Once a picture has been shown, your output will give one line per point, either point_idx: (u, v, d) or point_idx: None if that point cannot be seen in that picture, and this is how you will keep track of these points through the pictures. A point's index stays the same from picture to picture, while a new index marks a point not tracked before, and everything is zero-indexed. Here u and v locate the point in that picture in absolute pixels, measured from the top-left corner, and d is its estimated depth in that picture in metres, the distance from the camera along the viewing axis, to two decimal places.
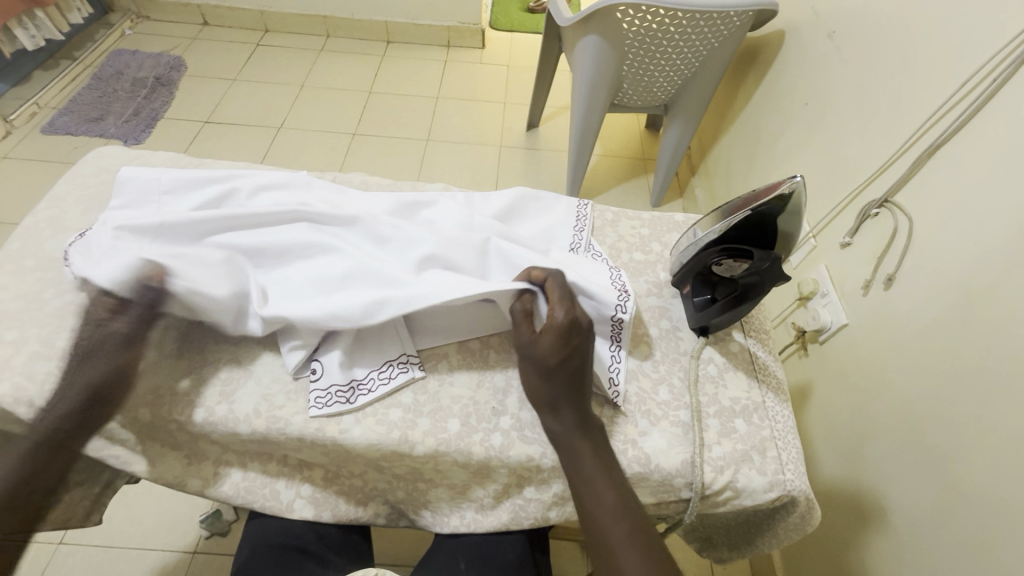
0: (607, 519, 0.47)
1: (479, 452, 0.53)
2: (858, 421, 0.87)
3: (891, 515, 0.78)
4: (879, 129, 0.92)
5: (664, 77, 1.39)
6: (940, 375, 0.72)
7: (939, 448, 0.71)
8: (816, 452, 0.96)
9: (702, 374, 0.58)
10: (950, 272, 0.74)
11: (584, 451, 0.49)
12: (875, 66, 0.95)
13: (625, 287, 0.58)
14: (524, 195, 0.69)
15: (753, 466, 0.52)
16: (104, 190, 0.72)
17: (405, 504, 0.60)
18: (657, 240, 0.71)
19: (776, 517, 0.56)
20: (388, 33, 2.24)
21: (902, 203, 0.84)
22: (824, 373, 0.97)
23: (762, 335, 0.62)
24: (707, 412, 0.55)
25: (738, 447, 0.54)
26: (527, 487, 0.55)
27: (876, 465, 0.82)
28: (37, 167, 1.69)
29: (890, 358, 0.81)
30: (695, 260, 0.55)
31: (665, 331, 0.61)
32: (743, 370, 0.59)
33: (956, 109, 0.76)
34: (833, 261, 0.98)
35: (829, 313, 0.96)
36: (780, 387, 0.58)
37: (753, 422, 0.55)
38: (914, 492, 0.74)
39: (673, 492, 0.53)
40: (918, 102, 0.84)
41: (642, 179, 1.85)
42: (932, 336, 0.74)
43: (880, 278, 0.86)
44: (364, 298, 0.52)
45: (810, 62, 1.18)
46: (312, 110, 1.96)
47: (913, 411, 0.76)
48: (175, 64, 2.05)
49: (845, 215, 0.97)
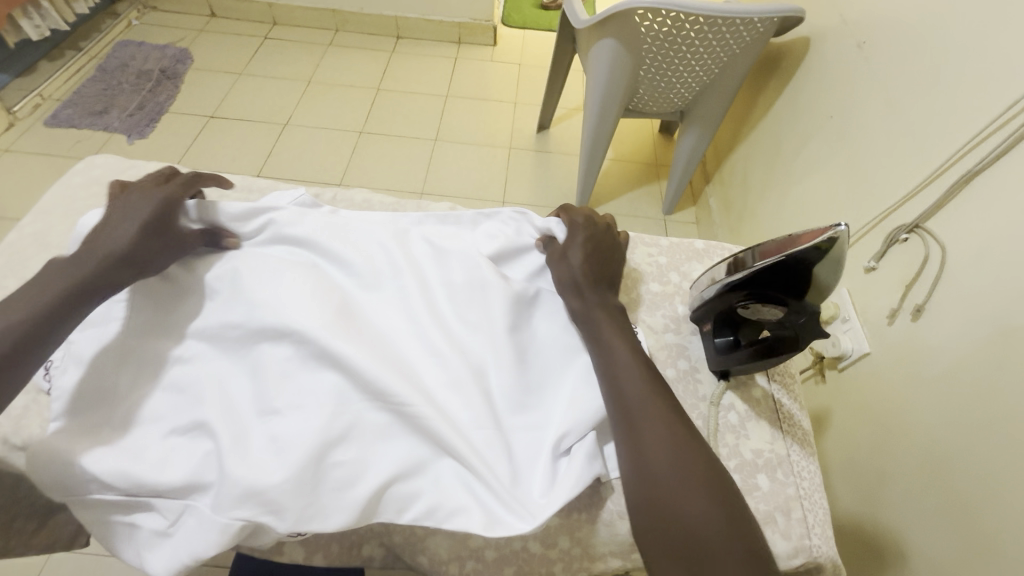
0: (669, 474, 0.44)
1: (496, 527, 0.47)
2: (876, 456, 0.83)
3: (910, 559, 0.74)
4: (911, 150, 0.87)
5: (682, 83, 1.35)
6: (969, 421, 0.68)
7: (966, 494, 0.67)
8: (831, 482, 0.93)
9: (721, 423, 0.54)
10: (984, 308, 0.69)
11: (641, 413, 0.47)
12: (907, 83, 0.90)
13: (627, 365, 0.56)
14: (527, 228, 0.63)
15: (777, 529, 0.49)
16: (94, 204, 0.69)
17: (400, 548, 0.56)
18: (675, 269, 0.67)
19: None
20: (398, 28, 2.20)
21: (935, 230, 0.79)
22: (842, 404, 0.93)
23: (787, 379, 0.58)
24: (727, 466, 0.52)
25: (760, 507, 0.50)
26: (532, 540, 0.52)
27: (896, 505, 0.78)
28: (40, 159, 1.67)
29: (914, 394, 0.78)
30: (718, 300, 0.51)
31: (683, 372, 0.57)
32: (766, 418, 0.55)
33: (997, 135, 0.72)
34: (855, 286, 0.94)
35: (850, 341, 0.92)
36: (806, 439, 0.54)
37: (777, 478, 0.51)
38: (937, 540, 0.71)
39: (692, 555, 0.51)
40: (955, 123, 0.79)
41: (654, 186, 1.80)
42: (961, 375, 0.70)
43: (907, 308, 0.82)
44: (343, 420, 0.49)
45: (836, 74, 1.12)
46: (319, 106, 1.93)
47: (938, 453, 0.72)
48: (181, 57, 2.02)
49: (871, 237, 0.93)
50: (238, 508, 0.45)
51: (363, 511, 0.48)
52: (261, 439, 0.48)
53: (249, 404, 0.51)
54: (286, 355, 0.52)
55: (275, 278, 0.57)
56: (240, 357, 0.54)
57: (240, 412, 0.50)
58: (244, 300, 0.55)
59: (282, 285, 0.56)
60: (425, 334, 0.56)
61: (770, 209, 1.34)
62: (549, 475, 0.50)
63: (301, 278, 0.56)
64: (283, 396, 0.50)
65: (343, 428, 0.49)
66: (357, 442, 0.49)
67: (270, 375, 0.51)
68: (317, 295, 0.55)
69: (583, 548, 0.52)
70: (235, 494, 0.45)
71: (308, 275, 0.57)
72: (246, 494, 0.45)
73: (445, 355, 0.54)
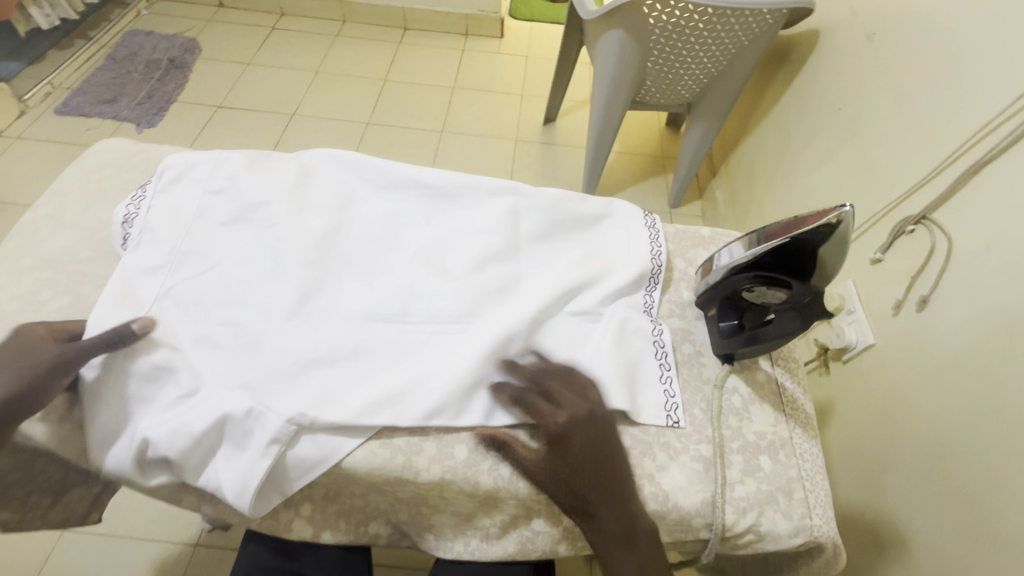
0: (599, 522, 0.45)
1: (487, 482, 0.48)
2: (880, 444, 0.83)
3: (914, 547, 0.74)
4: (920, 141, 0.86)
5: (689, 75, 1.34)
6: (972, 409, 0.68)
7: (968, 480, 0.67)
8: (834, 472, 0.93)
9: (725, 405, 0.52)
10: (991, 297, 0.69)
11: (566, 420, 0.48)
12: (918, 73, 0.89)
13: (665, 351, 0.54)
14: (567, 219, 0.62)
15: (779, 509, 0.46)
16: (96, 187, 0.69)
17: (406, 526, 0.56)
18: (681, 256, 0.64)
19: (799, 561, 0.49)
20: (405, 19, 2.19)
21: (941, 221, 0.79)
22: (846, 395, 0.93)
23: (791, 363, 0.56)
24: (729, 447, 0.49)
25: (762, 487, 0.48)
26: (535, 518, 0.50)
27: (898, 493, 0.78)
28: (50, 147, 1.69)
29: (921, 383, 0.77)
30: (724, 283, 0.51)
31: (687, 355, 0.55)
32: (769, 401, 0.53)
33: (1008, 125, 0.71)
34: (861, 277, 0.94)
35: (854, 332, 0.92)
36: (809, 422, 0.52)
37: (780, 460, 0.49)
38: (939, 525, 0.70)
39: (693, 531, 0.47)
40: (970, 110, 0.78)
41: (660, 178, 1.80)
42: (967, 366, 0.70)
43: (912, 300, 0.81)
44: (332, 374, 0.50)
45: (845, 66, 1.12)
46: (325, 97, 1.93)
47: (942, 439, 0.72)
48: (190, 47, 2.02)
49: (877, 230, 0.93)
50: (235, 453, 0.47)
51: (346, 458, 0.48)
52: (250, 378, 0.49)
53: (246, 348, 0.51)
54: (292, 301, 0.54)
55: (291, 223, 0.59)
56: (234, 295, 0.54)
57: (245, 354, 0.50)
58: (265, 249, 0.57)
59: (304, 237, 0.58)
60: (441, 296, 0.55)
61: (777, 201, 1.33)
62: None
63: (331, 228, 0.59)
64: (283, 347, 0.51)
65: (329, 383, 0.49)
66: (342, 397, 0.49)
67: (271, 320, 0.53)
68: (343, 257, 0.58)
69: None
70: (208, 425, 0.46)
71: (329, 225, 0.60)
72: (245, 424, 0.47)
73: (456, 316, 0.54)
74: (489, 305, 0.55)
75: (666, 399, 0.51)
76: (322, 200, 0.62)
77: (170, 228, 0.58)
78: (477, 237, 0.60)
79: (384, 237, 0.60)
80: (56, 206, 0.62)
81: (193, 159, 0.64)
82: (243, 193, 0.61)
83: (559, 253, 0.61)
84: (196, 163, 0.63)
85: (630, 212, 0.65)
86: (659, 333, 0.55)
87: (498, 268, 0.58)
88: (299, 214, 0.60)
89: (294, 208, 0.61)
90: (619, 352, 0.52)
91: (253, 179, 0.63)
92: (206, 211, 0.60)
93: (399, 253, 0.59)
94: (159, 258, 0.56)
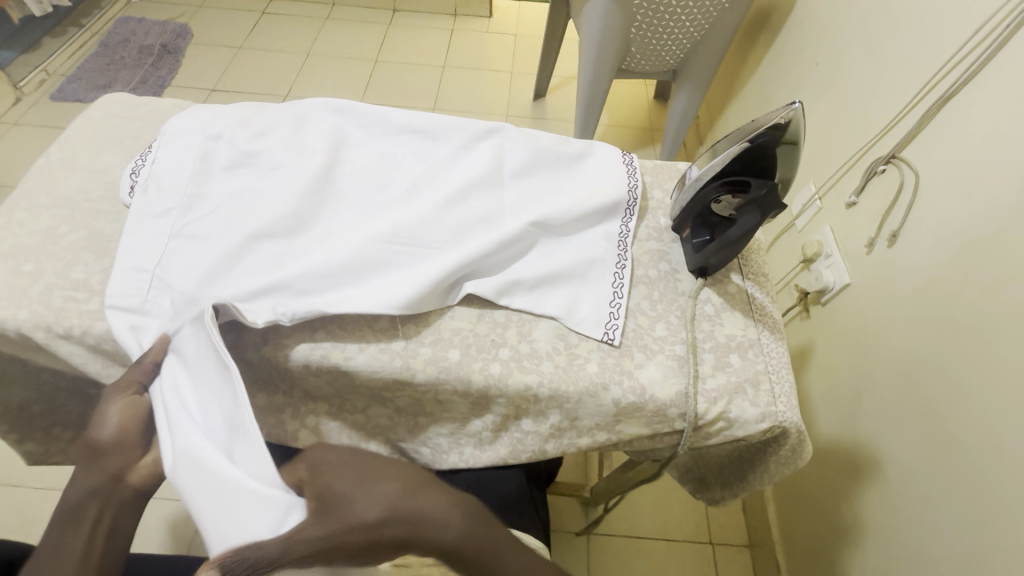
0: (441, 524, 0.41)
1: (479, 380, 0.51)
2: (857, 376, 0.87)
3: (887, 466, 0.79)
4: (889, 88, 0.90)
5: (673, 40, 1.37)
6: (938, 330, 0.72)
7: (936, 395, 0.71)
8: (814, 410, 0.98)
9: (698, 313, 0.56)
10: (954, 224, 0.73)
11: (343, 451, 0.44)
12: (889, 20, 0.93)
13: (624, 274, 0.58)
14: (545, 157, 0.66)
15: (746, 398, 0.51)
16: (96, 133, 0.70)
17: (407, 442, 0.60)
18: (659, 187, 0.68)
19: (767, 450, 0.53)
20: (395, 1, 2.21)
21: (910, 158, 0.83)
22: (825, 335, 0.97)
23: (760, 277, 0.60)
24: (702, 347, 0.53)
25: (732, 380, 0.52)
26: (524, 419, 0.54)
27: (872, 419, 0.83)
28: (47, 133, 1.71)
29: (891, 314, 0.81)
30: (695, 199, 0.54)
31: (663, 273, 0.59)
32: (739, 309, 0.57)
33: (967, 61, 0.75)
34: (838, 221, 0.97)
35: (832, 274, 0.96)
36: (776, 326, 0.56)
37: (748, 357, 0.53)
38: (910, 442, 0.75)
39: (669, 422, 0.51)
40: (934, 49, 0.81)
41: (648, 149, 1.84)
42: (934, 290, 0.74)
43: (884, 236, 0.85)
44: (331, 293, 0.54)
45: (820, 23, 1.15)
46: (318, 79, 1.95)
47: (912, 364, 0.76)
48: (181, 32, 2.04)
49: (851, 174, 0.96)
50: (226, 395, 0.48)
51: (349, 363, 0.52)
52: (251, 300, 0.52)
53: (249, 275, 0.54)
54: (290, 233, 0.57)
55: (288, 165, 0.63)
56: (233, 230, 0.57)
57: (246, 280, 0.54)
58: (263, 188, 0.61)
59: (299, 175, 0.61)
60: (429, 222, 0.59)
61: None
62: (525, 350, 0.53)
63: (325, 167, 0.63)
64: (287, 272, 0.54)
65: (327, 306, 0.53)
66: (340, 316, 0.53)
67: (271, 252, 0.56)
68: (338, 193, 0.62)
69: (569, 420, 0.52)
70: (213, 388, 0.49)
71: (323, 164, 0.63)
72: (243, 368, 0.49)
73: (442, 243, 0.58)
74: (473, 230, 0.59)
75: (626, 309, 0.55)
76: (316, 144, 0.65)
77: (169, 173, 0.61)
78: (463, 172, 0.63)
79: (374, 174, 0.64)
80: (67, 151, 0.66)
81: (192, 115, 0.67)
82: (242, 141, 0.64)
83: (540, 186, 0.65)
84: (197, 117, 0.66)
85: (603, 150, 0.68)
86: (625, 260, 0.59)
87: (481, 199, 0.62)
88: (297, 157, 0.64)
89: (291, 152, 0.64)
90: (580, 281, 0.57)
91: (249, 126, 0.66)
92: (209, 155, 0.63)
93: (390, 189, 0.63)
94: (165, 201, 0.59)
